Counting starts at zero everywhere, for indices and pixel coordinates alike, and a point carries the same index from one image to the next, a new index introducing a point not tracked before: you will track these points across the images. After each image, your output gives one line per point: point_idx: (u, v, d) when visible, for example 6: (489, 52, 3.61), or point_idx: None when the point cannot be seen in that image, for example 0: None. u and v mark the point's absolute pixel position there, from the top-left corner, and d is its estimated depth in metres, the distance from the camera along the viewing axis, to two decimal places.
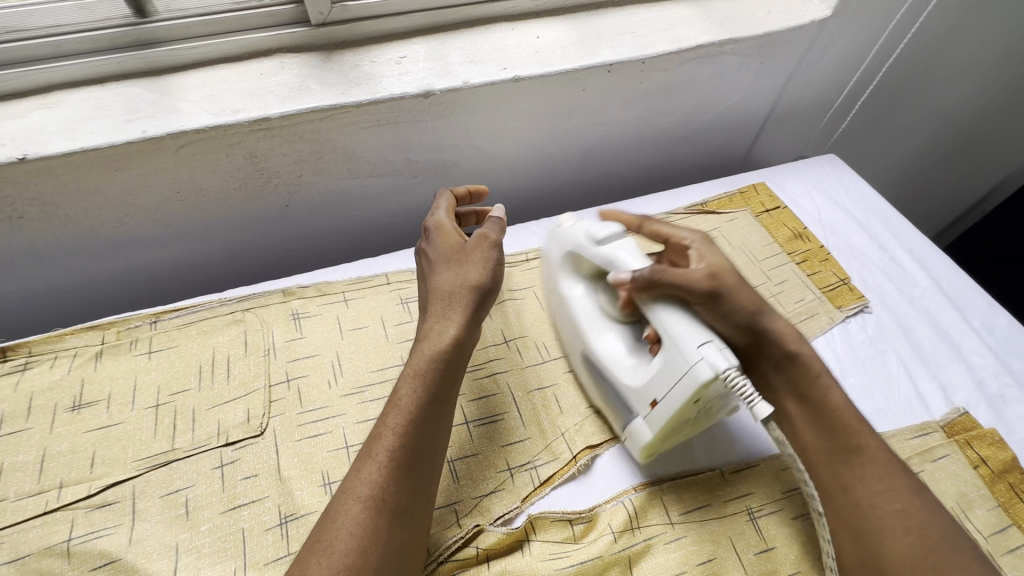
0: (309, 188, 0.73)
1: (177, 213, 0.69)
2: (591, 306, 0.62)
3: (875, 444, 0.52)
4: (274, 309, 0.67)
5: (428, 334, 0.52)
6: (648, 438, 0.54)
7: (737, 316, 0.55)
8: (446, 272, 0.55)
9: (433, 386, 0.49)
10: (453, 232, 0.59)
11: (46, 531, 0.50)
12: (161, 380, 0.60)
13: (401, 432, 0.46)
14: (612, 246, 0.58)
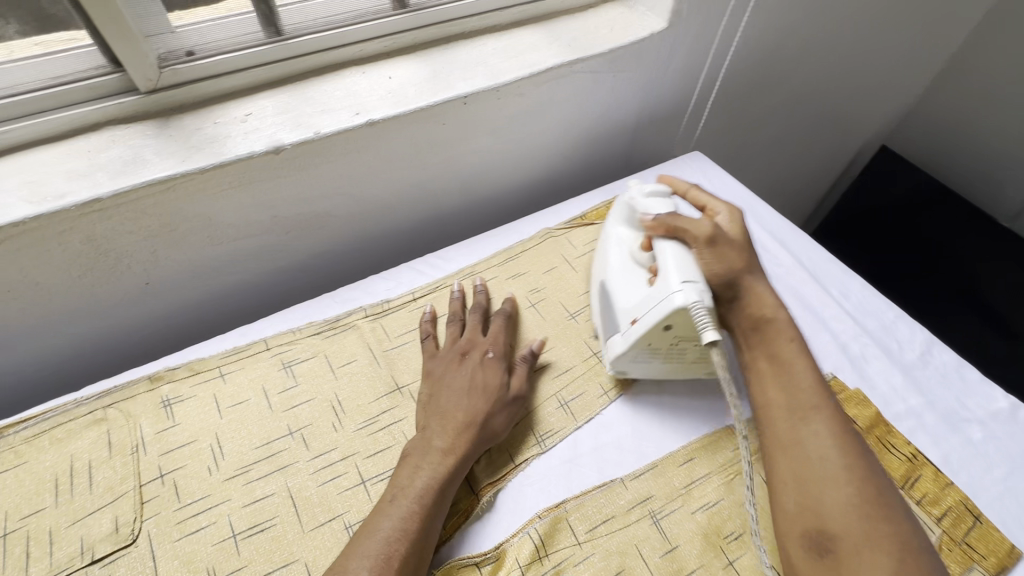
0: (168, 262, 0.69)
1: (13, 313, 0.63)
2: (615, 246, 0.69)
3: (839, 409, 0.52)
4: (140, 399, 0.62)
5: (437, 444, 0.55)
6: (619, 350, 0.61)
7: (735, 269, 0.60)
8: (476, 399, 0.59)
9: (441, 506, 0.52)
10: (492, 356, 0.64)
11: None
12: (9, 504, 0.54)
13: (404, 535, 0.48)
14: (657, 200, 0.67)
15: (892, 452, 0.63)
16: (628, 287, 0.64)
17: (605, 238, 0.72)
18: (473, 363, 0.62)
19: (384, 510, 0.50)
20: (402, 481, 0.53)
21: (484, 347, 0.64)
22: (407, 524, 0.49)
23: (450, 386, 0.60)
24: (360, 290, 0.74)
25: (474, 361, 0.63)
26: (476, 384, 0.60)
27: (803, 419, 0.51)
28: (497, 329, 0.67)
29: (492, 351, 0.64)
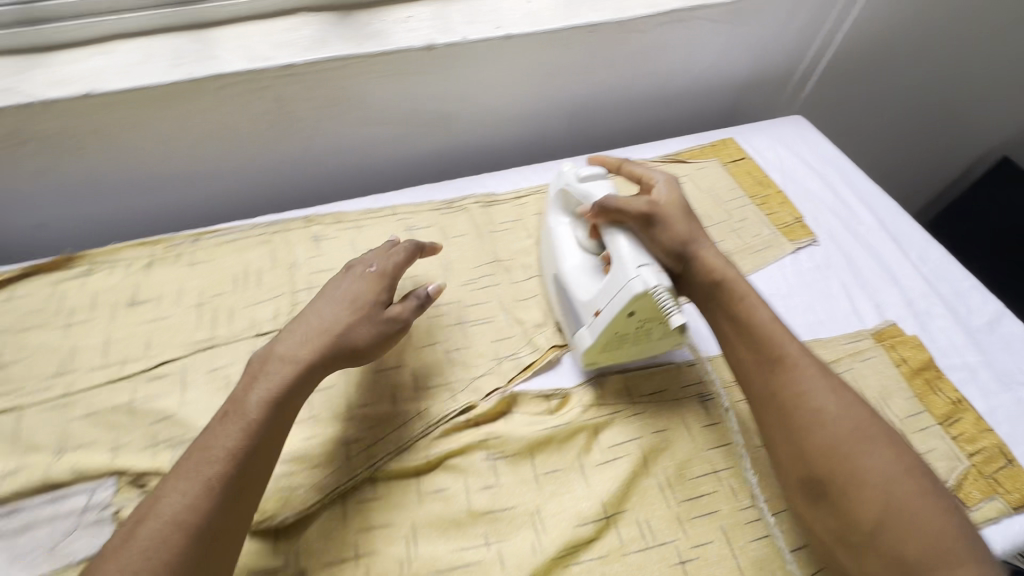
0: (326, 132, 0.83)
1: (212, 151, 0.79)
2: (563, 244, 0.69)
3: (798, 354, 0.55)
4: (297, 232, 0.77)
5: (255, 401, 0.50)
6: (588, 345, 0.62)
7: (675, 244, 0.61)
8: (335, 312, 0.56)
9: (265, 443, 0.49)
10: (353, 280, 0.60)
11: (115, 393, 0.61)
12: (202, 285, 0.71)
13: (223, 463, 0.46)
14: (598, 185, 0.65)
15: (938, 394, 0.67)
16: (586, 284, 0.64)
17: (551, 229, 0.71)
18: (324, 289, 0.59)
19: (195, 449, 0.47)
20: (213, 439, 0.47)
21: (351, 273, 0.61)
22: (241, 453, 0.47)
23: (315, 308, 0.57)
24: (473, 182, 0.85)
25: (337, 283, 0.60)
26: (349, 302, 0.57)
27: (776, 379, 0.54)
28: (388, 263, 0.62)
29: (372, 269, 0.61)
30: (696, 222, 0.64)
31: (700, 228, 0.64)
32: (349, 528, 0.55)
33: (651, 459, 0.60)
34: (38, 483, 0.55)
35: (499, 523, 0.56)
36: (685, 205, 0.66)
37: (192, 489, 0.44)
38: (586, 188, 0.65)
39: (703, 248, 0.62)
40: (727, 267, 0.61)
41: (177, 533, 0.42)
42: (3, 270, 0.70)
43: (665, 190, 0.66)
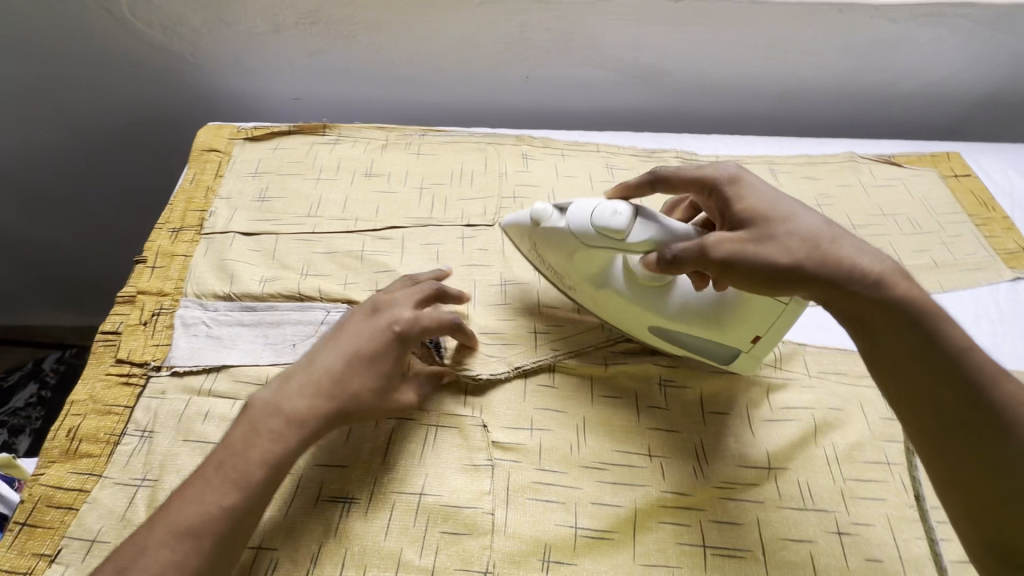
0: (550, 65, 0.88)
1: (450, 62, 0.88)
2: (631, 295, 0.59)
3: (974, 349, 0.45)
4: (508, 148, 0.84)
5: (260, 452, 0.49)
6: (757, 360, 0.60)
7: (790, 250, 0.49)
8: (344, 366, 0.53)
9: (264, 494, 0.48)
10: (375, 333, 0.55)
11: (349, 242, 0.72)
12: (424, 172, 0.80)
13: (213, 526, 0.46)
14: (634, 231, 0.54)
15: None
16: (700, 318, 0.57)
17: (598, 291, 0.61)
18: (342, 337, 0.55)
19: (194, 489, 0.47)
20: (211, 486, 0.47)
21: (373, 324, 0.55)
22: (238, 495, 0.47)
23: (319, 355, 0.54)
24: (674, 140, 0.87)
25: (354, 331, 0.55)
26: (354, 360, 0.53)
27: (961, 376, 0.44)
28: (405, 314, 0.56)
29: (398, 326, 0.55)
30: (812, 217, 0.51)
31: (822, 222, 0.50)
32: (527, 403, 0.60)
33: (823, 431, 0.60)
34: (289, 293, 0.66)
35: (664, 443, 0.58)
36: (790, 198, 0.53)
37: (195, 536, 0.45)
38: (625, 242, 0.55)
39: (838, 247, 0.49)
40: (872, 261, 0.48)
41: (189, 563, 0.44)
42: (274, 126, 0.84)
43: (742, 193, 0.53)
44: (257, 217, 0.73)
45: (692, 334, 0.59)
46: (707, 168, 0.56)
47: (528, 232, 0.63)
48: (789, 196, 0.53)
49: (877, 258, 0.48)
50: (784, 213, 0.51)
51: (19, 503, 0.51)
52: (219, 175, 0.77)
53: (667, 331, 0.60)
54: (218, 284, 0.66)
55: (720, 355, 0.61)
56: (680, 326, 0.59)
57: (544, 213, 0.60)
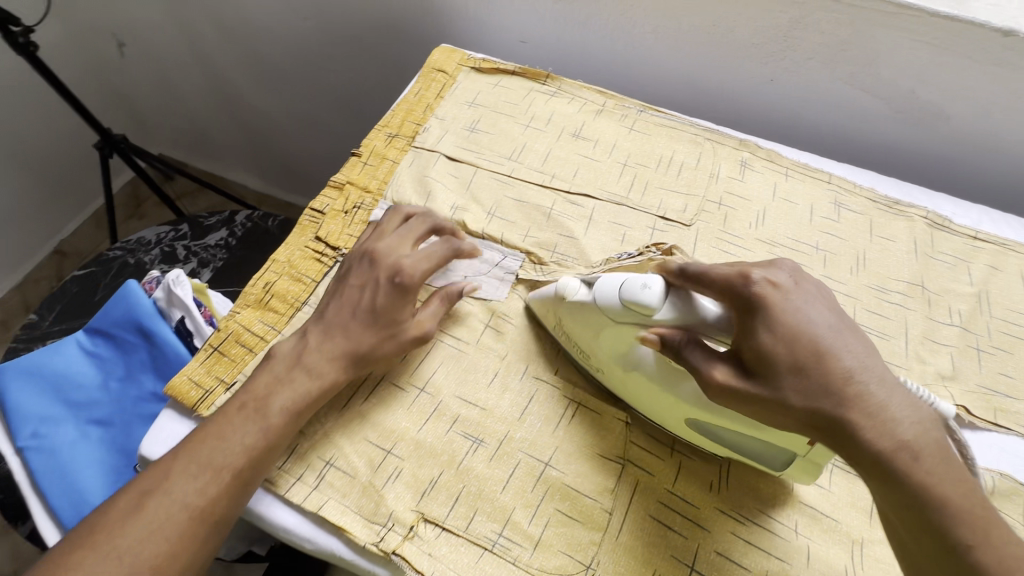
0: (805, 72, 0.78)
1: (695, 42, 0.80)
2: (661, 377, 0.50)
3: (983, 541, 0.38)
4: (727, 150, 0.76)
5: (276, 402, 0.51)
6: (815, 473, 0.49)
7: (796, 408, 0.41)
8: (353, 317, 0.54)
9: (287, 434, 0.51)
10: (377, 285, 0.55)
11: (541, 197, 0.71)
12: (632, 150, 0.76)
13: (191, 514, 0.46)
14: (664, 309, 0.47)
15: None
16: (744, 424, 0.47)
17: (630, 373, 0.53)
18: (345, 294, 0.55)
19: (211, 431, 0.49)
20: (230, 425, 0.49)
21: (376, 273, 0.55)
22: (259, 436, 0.50)
23: (333, 314, 0.55)
24: (925, 195, 0.74)
25: (358, 285, 0.55)
26: (362, 316, 0.54)
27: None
28: (407, 264, 0.55)
29: (399, 272, 0.54)
30: (838, 359, 0.41)
31: (848, 367, 0.41)
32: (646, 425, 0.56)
33: None
34: (475, 228, 0.66)
35: (818, 525, 0.51)
36: (825, 326, 0.43)
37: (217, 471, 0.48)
38: (654, 321, 0.48)
39: (854, 407, 0.40)
40: (893, 431, 0.40)
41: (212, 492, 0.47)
42: (501, 62, 0.84)
43: (763, 322, 0.42)
44: (463, 145, 0.75)
45: (733, 434, 0.50)
46: (732, 270, 0.45)
47: (550, 307, 0.57)
48: (826, 322, 0.43)
49: (902, 423, 0.40)
50: (812, 356, 0.41)
51: (217, 329, 0.58)
52: (440, 95, 0.79)
53: (711, 426, 0.51)
54: (414, 197, 0.68)
55: (767, 458, 0.51)
56: (719, 420, 0.49)
57: (568, 287, 0.54)
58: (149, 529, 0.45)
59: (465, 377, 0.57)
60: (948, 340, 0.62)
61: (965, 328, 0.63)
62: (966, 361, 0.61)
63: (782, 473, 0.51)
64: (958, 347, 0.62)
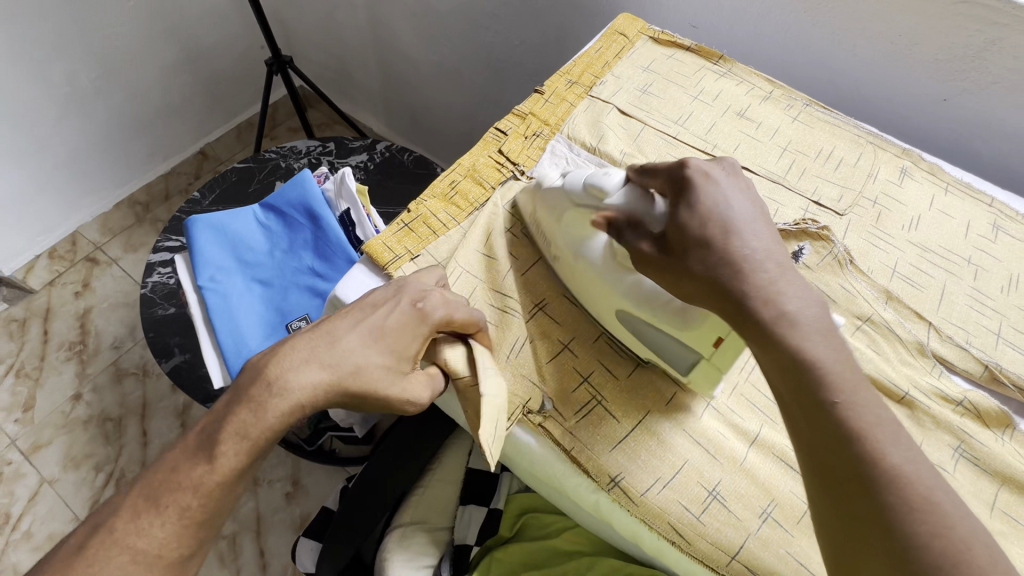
0: (984, 97, 0.78)
1: (873, 50, 0.82)
2: (601, 270, 0.56)
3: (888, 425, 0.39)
4: (888, 155, 0.78)
5: (289, 375, 0.45)
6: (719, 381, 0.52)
7: (697, 275, 0.45)
8: (355, 342, 0.48)
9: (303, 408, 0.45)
10: (395, 307, 0.50)
11: (701, 161, 0.75)
12: (794, 137, 0.79)
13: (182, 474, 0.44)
14: (616, 195, 0.55)
15: None
16: (665, 313, 0.52)
17: (577, 264, 0.58)
18: (364, 311, 0.50)
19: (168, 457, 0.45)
20: (162, 490, 0.43)
21: (398, 296, 0.51)
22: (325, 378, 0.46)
23: (335, 328, 0.48)
24: None
25: (372, 304, 0.51)
26: (363, 334, 0.48)
27: (837, 435, 0.39)
28: (434, 297, 0.52)
29: (421, 303, 0.51)
30: (745, 241, 0.45)
31: (750, 249, 0.45)
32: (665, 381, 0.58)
33: None
34: None
35: None
36: (740, 214, 0.46)
37: (179, 514, 0.43)
38: (605, 205, 0.55)
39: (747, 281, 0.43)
40: (781, 308, 0.42)
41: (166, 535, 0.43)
42: (678, 37, 0.89)
43: (683, 201, 0.48)
44: (634, 102, 0.80)
45: (664, 338, 0.53)
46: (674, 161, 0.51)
47: (530, 196, 0.64)
48: (744, 211, 0.47)
49: (791, 301, 0.43)
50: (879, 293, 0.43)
51: (408, 211, 0.67)
52: (619, 56, 0.85)
53: (639, 325, 0.55)
54: (587, 137, 0.75)
55: (680, 365, 0.53)
56: (648, 314, 0.53)
57: (545, 179, 0.63)
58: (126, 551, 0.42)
59: None
60: None
61: None
62: None
63: (688, 381, 0.54)
64: None
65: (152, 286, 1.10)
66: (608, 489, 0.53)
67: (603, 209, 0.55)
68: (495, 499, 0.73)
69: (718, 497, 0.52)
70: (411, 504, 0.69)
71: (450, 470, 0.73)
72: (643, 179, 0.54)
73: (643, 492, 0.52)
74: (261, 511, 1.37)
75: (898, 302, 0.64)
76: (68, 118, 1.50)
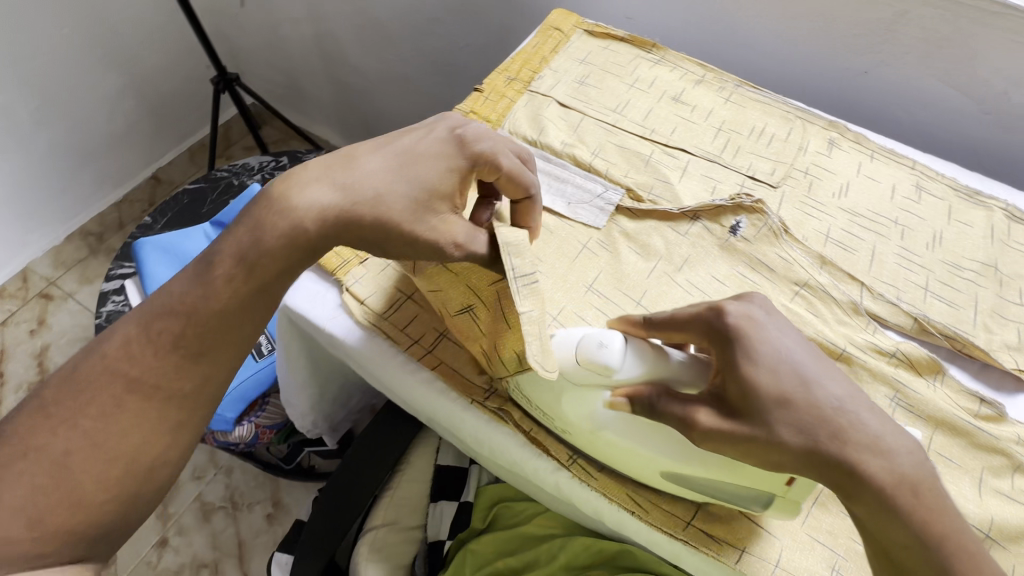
0: (900, 67, 0.83)
1: (795, 29, 0.86)
2: (629, 437, 0.48)
3: (952, 544, 0.41)
4: (816, 128, 0.81)
5: (309, 194, 0.48)
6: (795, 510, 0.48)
7: (787, 445, 0.42)
8: (383, 164, 0.49)
9: (309, 233, 0.47)
10: (437, 134, 0.52)
11: (640, 146, 0.77)
12: (727, 117, 0.82)
13: (162, 331, 0.47)
14: (627, 369, 0.47)
15: None
16: (719, 467, 0.47)
17: (597, 437, 0.50)
18: (406, 135, 0.52)
19: (170, 286, 0.50)
20: (136, 356, 0.47)
21: (434, 126, 0.53)
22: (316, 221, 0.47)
23: (366, 147, 0.51)
24: (1005, 189, 0.77)
25: (411, 130, 0.53)
26: (397, 158, 0.50)
27: (907, 543, 0.42)
28: (472, 129, 0.53)
29: (458, 129, 0.52)
30: (822, 387, 0.44)
31: (832, 396, 0.43)
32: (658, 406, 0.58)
33: None
34: (581, 162, 0.74)
35: None
36: (797, 355, 0.45)
37: (158, 352, 0.47)
38: (617, 381, 0.47)
39: (845, 440, 0.42)
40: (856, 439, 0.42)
41: (161, 365, 0.47)
42: (611, 29, 0.91)
43: (740, 353, 0.44)
44: (573, 95, 0.82)
45: (714, 481, 0.49)
46: (702, 307, 0.48)
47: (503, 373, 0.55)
48: (799, 350, 0.45)
49: (886, 441, 0.42)
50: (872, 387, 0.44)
51: None
52: (555, 51, 0.87)
53: (683, 476, 0.49)
54: (527, 130, 0.76)
55: (743, 502, 0.50)
56: (698, 471, 0.48)
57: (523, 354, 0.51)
58: (105, 402, 0.46)
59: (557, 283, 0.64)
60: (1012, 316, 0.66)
61: None
62: None
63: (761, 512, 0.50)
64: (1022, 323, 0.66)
65: (107, 315, 1.07)
66: (568, 466, 0.54)
67: (620, 388, 0.47)
68: (465, 491, 0.73)
69: None
70: (382, 506, 0.70)
71: (418, 469, 0.73)
72: (651, 332, 0.51)
73: (601, 468, 0.54)
74: (242, 535, 1.35)
75: (833, 266, 0.67)
76: (8, 152, 1.45)
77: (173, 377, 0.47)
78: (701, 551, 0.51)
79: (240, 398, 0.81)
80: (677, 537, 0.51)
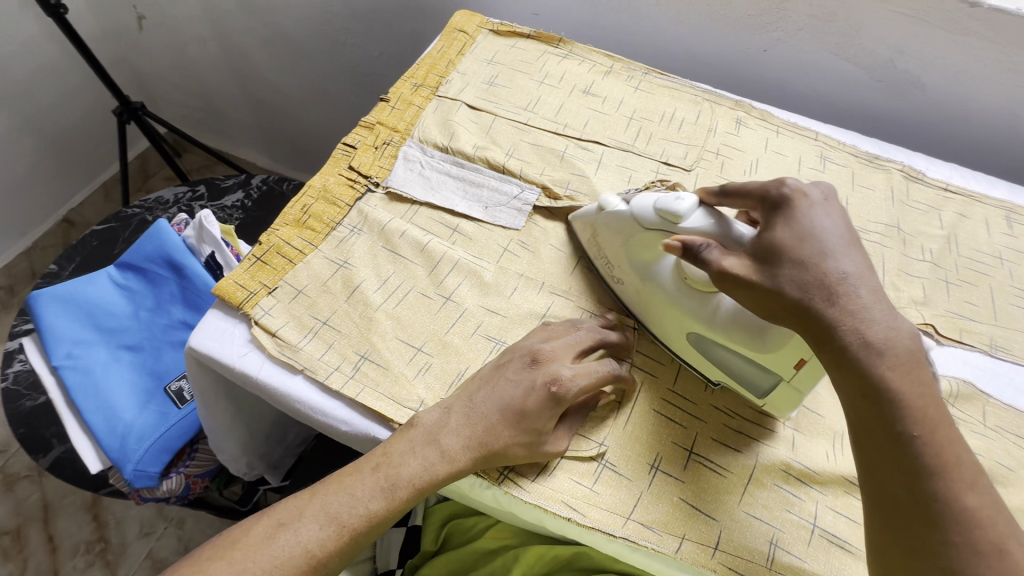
0: (797, 43, 0.85)
1: (695, 13, 0.88)
2: (675, 292, 0.56)
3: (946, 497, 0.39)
4: (723, 109, 0.83)
5: (448, 441, 0.50)
6: (790, 404, 0.54)
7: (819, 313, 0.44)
8: (498, 413, 0.50)
9: (466, 471, 0.51)
10: (532, 388, 0.51)
11: (555, 142, 0.77)
12: (637, 106, 0.82)
13: (334, 522, 0.48)
14: (694, 217, 0.53)
15: None
16: (742, 334, 0.52)
17: (650, 286, 0.58)
18: (498, 386, 0.52)
19: (348, 482, 0.49)
20: (296, 531, 0.47)
21: (533, 376, 0.52)
22: (445, 469, 0.49)
23: (481, 398, 0.51)
24: (901, 152, 0.81)
25: (513, 382, 0.52)
26: (505, 410, 0.50)
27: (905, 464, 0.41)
28: (569, 373, 0.52)
29: (557, 386, 0.51)
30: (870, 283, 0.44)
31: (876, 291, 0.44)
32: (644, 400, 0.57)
33: None
34: (495, 164, 0.72)
35: (804, 419, 0.58)
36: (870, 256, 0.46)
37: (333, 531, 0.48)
38: (681, 228, 0.54)
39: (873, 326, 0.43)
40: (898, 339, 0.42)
41: (325, 548, 0.47)
42: (517, 26, 0.90)
43: (782, 220, 0.48)
44: (482, 96, 0.81)
45: (743, 361, 0.54)
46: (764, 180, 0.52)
47: (589, 222, 0.63)
48: (835, 230, 0.47)
49: (858, 313, 0.43)
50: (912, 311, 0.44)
51: (260, 243, 0.64)
52: (462, 53, 0.86)
53: (708, 342, 0.55)
54: (438, 137, 0.74)
55: (756, 385, 0.55)
56: (725, 340, 0.53)
57: (608, 202, 0.61)
58: (269, 565, 0.46)
59: (482, 289, 0.63)
60: (916, 273, 0.70)
61: (927, 262, 0.71)
62: (931, 290, 0.69)
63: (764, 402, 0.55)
64: (925, 279, 0.69)
65: (13, 377, 0.98)
66: (499, 482, 0.52)
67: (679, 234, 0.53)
68: (414, 516, 0.72)
69: (608, 466, 0.53)
70: None
71: None
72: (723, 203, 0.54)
73: (533, 479, 0.52)
74: None
75: None
76: None
77: (331, 552, 0.48)
78: (643, 547, 0.50)
79: (164, 449, 0.76)
80: (618, 536, 0.50)
